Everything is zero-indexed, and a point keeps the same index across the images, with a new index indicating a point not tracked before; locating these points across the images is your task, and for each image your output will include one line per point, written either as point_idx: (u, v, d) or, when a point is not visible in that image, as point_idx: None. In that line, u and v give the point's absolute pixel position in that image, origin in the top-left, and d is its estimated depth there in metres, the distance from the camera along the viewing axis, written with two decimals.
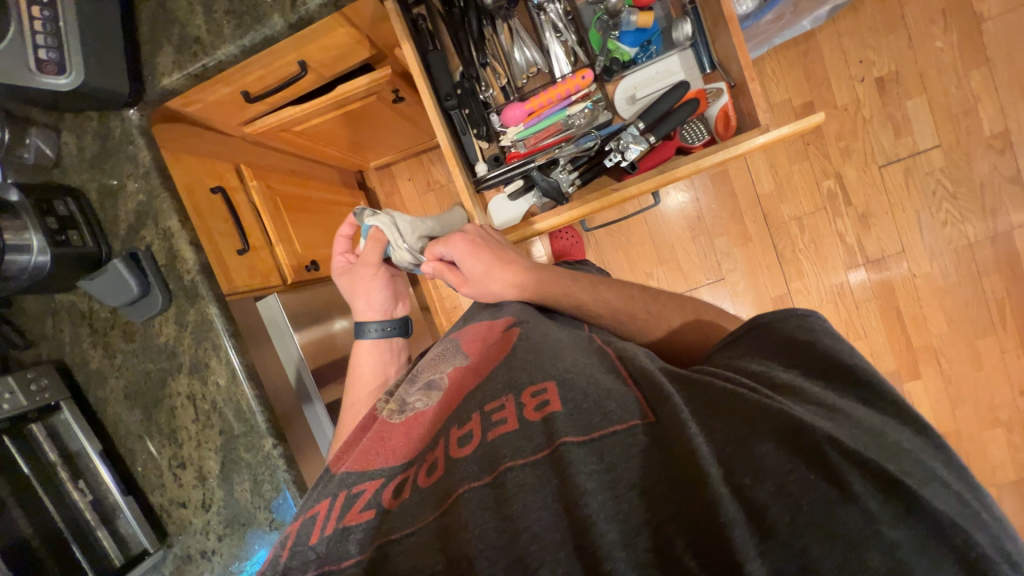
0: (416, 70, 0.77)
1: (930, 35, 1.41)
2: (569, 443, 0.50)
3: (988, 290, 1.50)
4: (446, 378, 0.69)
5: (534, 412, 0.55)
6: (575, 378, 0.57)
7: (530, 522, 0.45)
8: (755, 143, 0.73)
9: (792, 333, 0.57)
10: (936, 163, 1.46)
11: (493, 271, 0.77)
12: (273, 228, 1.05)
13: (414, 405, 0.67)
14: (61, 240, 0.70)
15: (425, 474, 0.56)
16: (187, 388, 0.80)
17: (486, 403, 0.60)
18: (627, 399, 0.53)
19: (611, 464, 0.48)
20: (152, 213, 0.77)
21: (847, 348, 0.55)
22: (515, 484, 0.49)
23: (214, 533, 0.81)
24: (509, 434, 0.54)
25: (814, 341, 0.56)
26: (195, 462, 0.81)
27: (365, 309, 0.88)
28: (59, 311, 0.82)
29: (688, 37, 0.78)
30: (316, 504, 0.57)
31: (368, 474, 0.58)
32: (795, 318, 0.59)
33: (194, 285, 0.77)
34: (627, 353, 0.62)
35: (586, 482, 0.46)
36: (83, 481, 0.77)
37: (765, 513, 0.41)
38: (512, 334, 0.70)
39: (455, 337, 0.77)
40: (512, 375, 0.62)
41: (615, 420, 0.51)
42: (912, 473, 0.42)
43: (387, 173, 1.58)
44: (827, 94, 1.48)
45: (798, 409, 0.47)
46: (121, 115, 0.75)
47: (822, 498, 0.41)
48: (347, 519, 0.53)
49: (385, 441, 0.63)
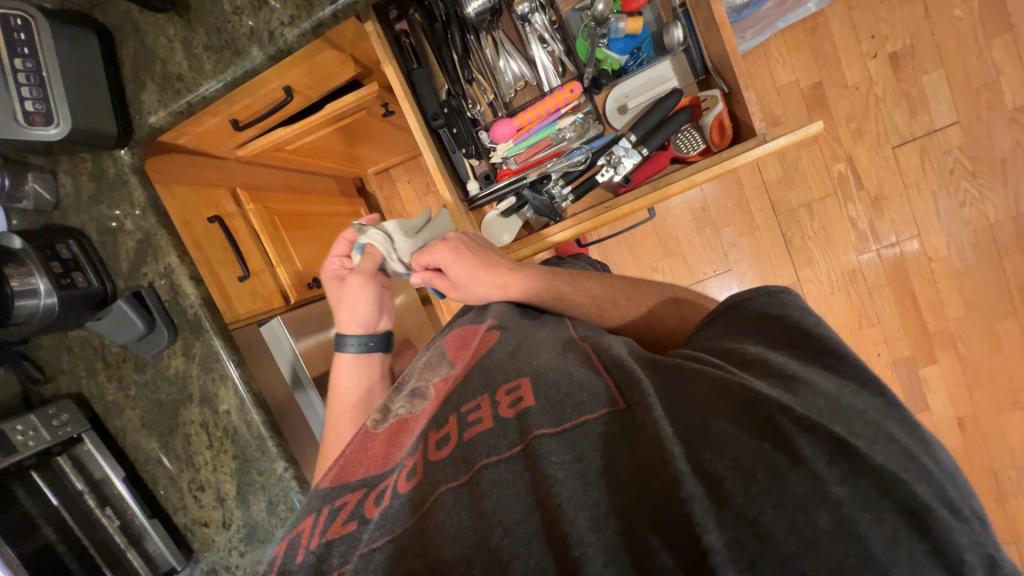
0: (401, 92, 0.75)
1: (949, 4, 1.33)
2: (543, 435, 0.50)
3: (1009, 270, 1.45)
4: (431, 386, 0.69)
5: (508, 409, 0.56)
6: (548, 373, 0.57)
7: (503, 517, 0.45)
8: (750, 155, 0.71)
9: (762, 309, 0.57)
10: (954, 141, 1.40)
11: (475, 283, 0.76)
12: (273, 251, 1.07)
13: (397, 411, 0.67)
14: (67, 283, 0.72)
15: (404, 479, 0.53)
16: (200, 416, 0.83)
17: (462, 405, 0.60)
18: (598, 389, 0.53)
19: (580, 453, 0.48)
20: (151, 250, 0.78)
21: (813, 319, 0.55)
22: (488, 480, 0.49)
23: (236, 550, 0.85)
24: (486, 431, 0.54)
25: (783, 315, 0.56)
26: (213, 485, 0.84)
27: (348, 322, 0.83)
28: (73, 347, 0.84)
29: (681, 42, 0.75)
30: (302, 520, 0.56)
31: (349, 486, 0.57)
32: (768, 295, 0.59)
33: (198, 319, 0.79)
34: (602, 344, 0.61)
35: (557, 471, 0.47)
36: (110, 508, 0.82)
37: (721, 483, 0.41)
38: (492, 335, 0.69)
39: (439, 344, 0.77)
40: (487, 375, 0.62)
41: (589, 411, 0.51)
42: (862, 433, 0.42)
43: (385, 177, 1.57)
44: (837, 74, 1.41)
45: (756, 381, 0.47)
46: (114, 156, 0.75)
47: (772, 465, 0.41)
48: (331, 533, 0.52)
49: (367, 449, 0.62)
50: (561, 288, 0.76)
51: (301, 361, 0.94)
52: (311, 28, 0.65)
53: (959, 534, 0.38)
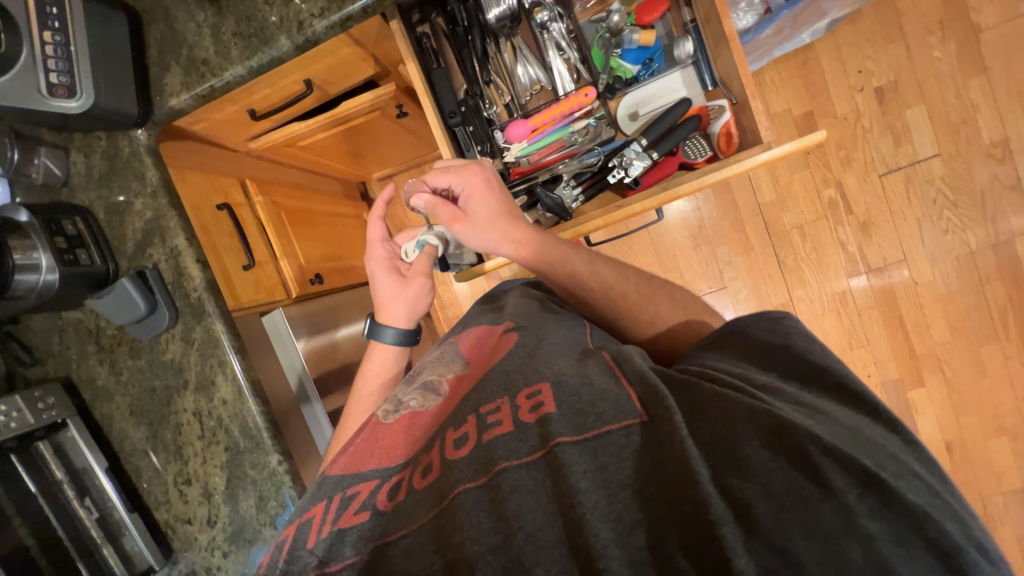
0: (421, 90, 0.79)
1: (929, 45, 1.42)
2: (564, 444, 0.49)
3: (991, 297, 1.51)
4: (444, 381, 0.69)
5: (528, 414, 0.55)
6: (569, 381, 0.57)
7: (524, 522, 0.45)
8: (757, 160, 0.73)
9: (767, 339, 0.59)
10: (936, 172, 1.47)
11: (487, 225, 0.72)
12: (277, 242, 1.05)
13: (408, 404, 0.66)
14: (70, 259, 0.71)
15: (420, 476, 0.55)
16: (194, 404, 0.80)
17: (481, 406, 0.60)
18: (621, 400, 0.53)
19: (603, 464, 0.48)
20: (159, 231, 0.77)
21: (820, 349, 0.56)
22: (508, 484, 0.48)
23: (219, 549, 0.81)
24: (505, 435, 0.53)
25: (788, 345, 0.57)
26: (201, 478, 0.81)
27: (404, 312, 0.81)
28: (66, 329, 0.82)
29: (690, 55, 0.80)
30: (311, 506, 0.55)
31: (362, 476, 0.56)
32: (769, 322, 0.61)
33: (201, 302, 0.78)
34: (622, 355, 0.62)
35: (580, 481, 0.46)
36: (89, 499, 0.78)
37: (749, 507, 0.41)
38: (510, 336, 0.70)
39: (453, 342, 0.77)
40: (508, 379, 0.62)
41: (610, 420, 0.51)
42: (895, 470, 0.42)
43: (389, 184, 1.59)
44: (827, 104, 1.48)
45: (783, 406, 0.48)
46: (129, 135, 0.75)
47: (803, 496, 0.41)
48: (342, 521, 0.52)
49: (378, 440, 0.61)
50: (570, 286, 0.76)
51: (301, 354, 0.95)
52: (340, 21, 0.68)
53: (987, 568, 0.39)
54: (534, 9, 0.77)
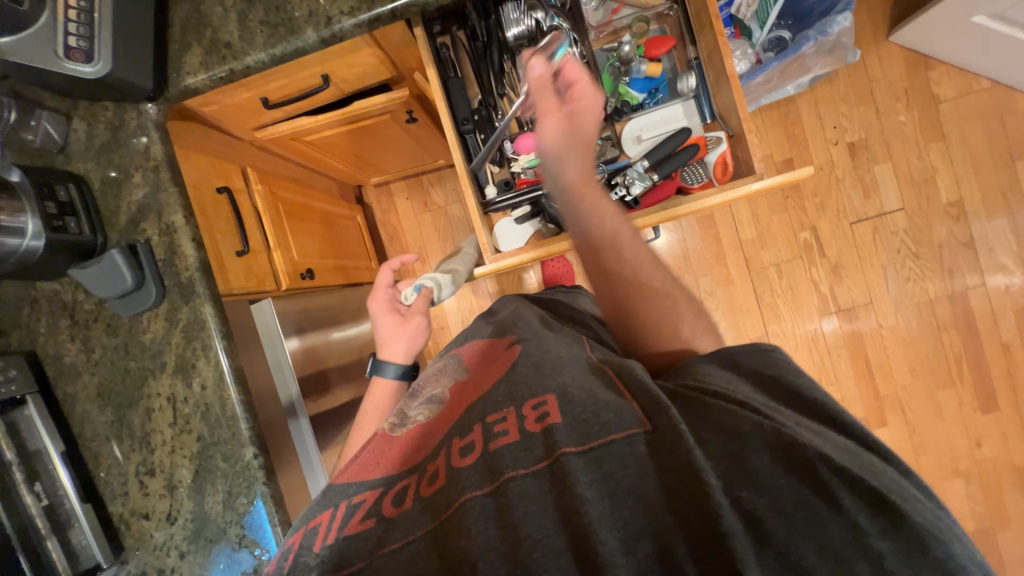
0: (437, 93, 0.82)
1: (895, 110, 1.57)
2: (569, 454, 0.50)
3: (947, 344, 1.61)
4: (447, 393, 0.69)
5: (533, 423, 0.55)
6: (574, 392, 0.57)
7: (532, 530, 0.46)
8: (750, 188, 0.78)
9: (757, 369, 0.56)
10: (900, 225, 1.59)
11: (568, 142, 0.68)
12: (273, 234, 1.04)
13: (414, 417, 0.65)
14: (58, 226, 0.68)
15: (426, 483, 0.54)
16: (169, 389, 0.76)
17: (487, 415, 0.59)
18: (624, 409, 0.52)
19: (609, 472, 0.48)
20: (156, 207, 0.75)
21: (808, 380, 0.55)
22: (516, 492, 0.49)
23: (176, 550, 0.75)
24: (511, 445, 0.53)
25: (780, 376, 0.55)
26: (166, 470, 0.76)
27: (401, 349, 0.84)
28: (38, 301, 0.78)
29: (693, 88, 0.85)
30: (318, 513, 0.55)
31: (367, 484, 0.56)
32: (760, 353, 0.58)
33: (192, 283, 0.75)
34: (623, 367, 0.60)
35: (586, 491, 0.47)
36: (39, 484, 0.71)
37: (759, 523, 0.43)
38: (513, 349, 0.71)
39: (456, 354, 0.78)
40: (512, 389, 0.62)
41: (614, 430, 0.51)
42: (889, 484, 0.43)
43: (385, 190, 1.60)
44: (805, 154, 1.60)
45: (784, 424, 0.48)
46: (139, 108, 0.75)
47: (810, 509, 0.43)
48: (348, 529, 0.52)
49: (384, 451, 0.60)
50: (607, 260, 0.70)
51: (286, 353, 0.91)
52: (367, 21, 0.70)
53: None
54: (551, 32, 0.81)
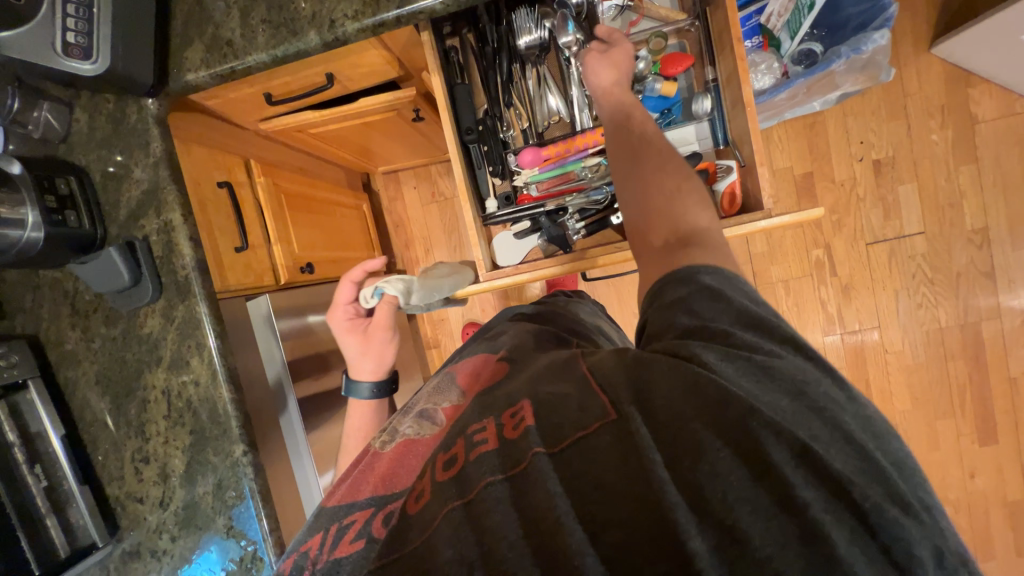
0: (442, 102, 0.80)
1: (928, 128, 1.49)
2: (541, 455, 0.43)
3: (953, 374, 1.57)
4: (440, 410, 0.63)
5: (512, 430, 0.48)
6: (552, 395, 0.50)
7: (508, 531, 0.40)
8: (757, 226, 0.78)
9: (713, 285, 0.51)
10: (919, 248, 1.54)
11: (600, 61, 0.71)
12: (274, 226, 1.05)
13: (403, 432, 0.59)
14: (58, 220, 0.68)
15: (412, 500, 0.46)
16: (164, 382, 0.78)
17: (468, 427, 0.52)
18: (591, 407, 0.46)
19: (576, 469, 0.42)
20: (155, 203, 0.76)
21: (763, 309, 0.51)
22: (491, 498, 0.42)
23: (168, 533, 0.79)
24: (490, 452, 0.46)
25: (737, 302, 0.50)
26: (160, 458, 0.79)
27: (370, 368, 0.82)
28: (41, 288, 0.79)
29: (706, 112, 0.82)
30: (308, 537, 0.50)
31: (358, 504, 0.50)
32: (719, 272, 0.53)
33: (188, 281, 0.76)
34: (594, 361, 0.55)
35: (555, 485, 0.41)
36: (39, 466, 0.74)
37: (747, 544, 0.36)
38: (502, 367, 0.68)
39: (449, 372, 0.74)
40: (490, 403, 0.55)
41: (583, 425, 0.45)
42: (918, 512, 0.37)
43: (393, 178, 1.58)
44: (827, 168, 1.54)
45: (739, 374, 0.43)
46: (140, 103, 0.74)
47: (758, 504, 0.37)
48: (337, 551, 0.46)
49: (373, 469, 0.54)
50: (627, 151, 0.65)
51: (283, 348, 0.95)
52: (372, 26, 0.67)
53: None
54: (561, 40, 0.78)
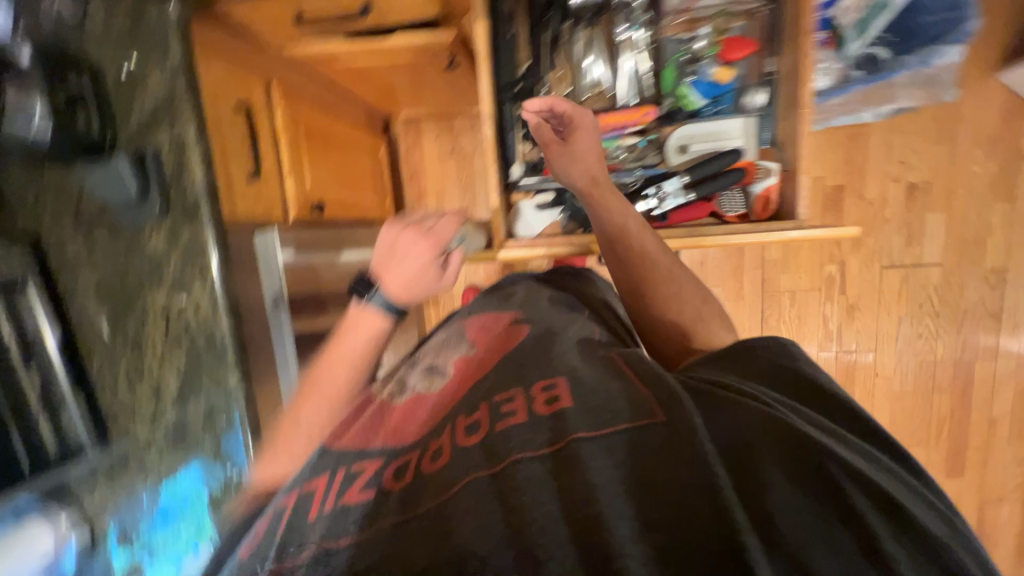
0: (484, 52, 0.79)
1: (971, 158, 1.44)
2: (581, 439, 0.43)
3: (936, 406, 1.59)
4: (449, 365, 0.65)
5: (543, 406, 0.49)
6: (585, 378, 0.52)
7: (537, 513, 0.38)
8: (785, 235, 0.79)
9: (771, 357, 0.53)
10: (933, 279, 1.52)
11: (567, 157, 0.80)
12: (288, 159, 1.01)
13: (413, 387, 0.62)
14: (67, 118, 0.65)
15: (429, 459, 0.47)
16: (164, 302, 0.78)
17: (494, 394, 0.54)
18: (637, 400, 0.47)
19: (622, 461, 0.41)
20: (170, 115, 0.72)
21: (823, 379, 0.51)
22: (522, 475, 0.42)
23: (156, 447, 0.81)
24: (520, 425, 0.47)
25: (796, 370, 0.51)
26: (153, 375, 0.80)
27: (401, 282, 0.75)
28: (45, 188, 0.77)
29: (757, 107, 0.83)
30: (312, 476, 0.49)
31: (366, 454, 0.50)
32: (776, 346, 0.55)
33: (196, 204, 0.74)
34: (635, 359, 0.56)
35: (597, 476, 0.40)
36: (35, 364, 0.75)
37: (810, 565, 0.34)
38: (518, 327, 0.67)
39: (458, 328, 0.75)
40: (521, 372, 0.56)
41: (624, 418, 0.45)
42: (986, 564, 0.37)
43: (413, 126, 1.52)
44: (861, 184, 1.48)
45: (805, 425, 0.42)
46: (161, 5, 0.70)
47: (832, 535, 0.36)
48: (345, 497, 0.45)
49: (382, 420, 0.55)
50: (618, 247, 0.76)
51: (282, 283, 0.92)
52: None
53: None
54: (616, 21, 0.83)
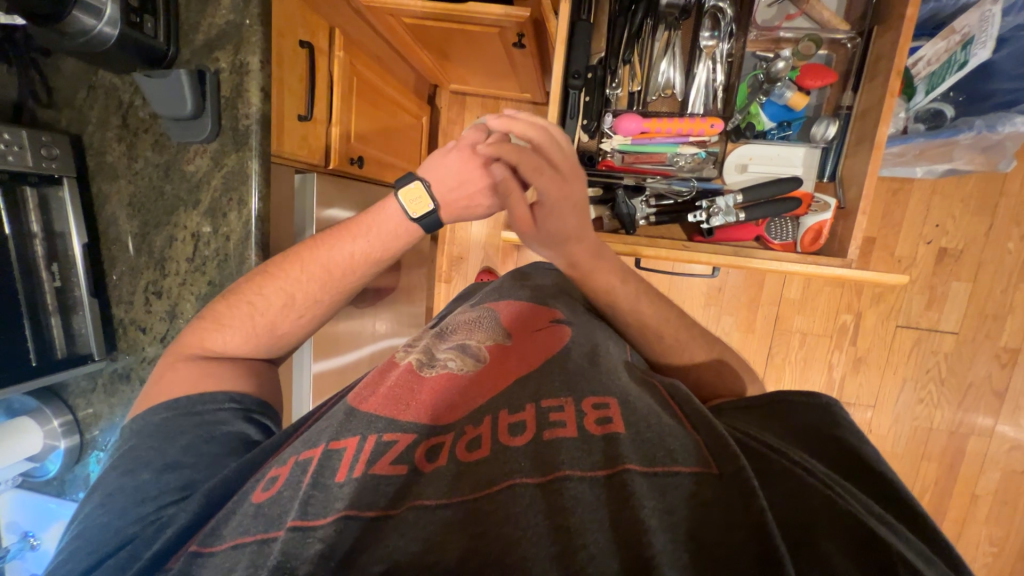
0: (561, 34, 0.80)
1: (1008, 234, 1.42)
2: (632, 471, 0.44)
3: (922, 472, 1.60)
4: (484, 348, 0.65)
5: (594, 425, 0.50)
6: (637, 404, 0.53)
7: (589, 540, 0.40)
8: (833, 272, 0.81)
9: (810, 422, 0.53)
10: (945, 347, 1.51)
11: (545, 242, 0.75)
12: (339, 108, 1.00)
13: (445, 363, 0.62)
14: (135, 22, 0.64)
15: (464, 447, 0.49)
16: (195, 227, 0.77)
17: (542, 398, 0.54)
18: (687, 441, 0.47)
19: (673, 506, 0.42)
20: (236, 39, 0.71)
21: (872, 452, 0.49)
22: (571, 495, 0.43)
23: None
24: (569, 440, 0.48)
25: (840, 438, 0.50)
26: (172, 297, 0.79)
27: (449, 193, 0.72)
28: (96, 89, 0.75)
29: (826, 139, 0.85)
30: (342, 435, 0.51)
31: (399, 425, 0.52)
32: (820, 408, 0.54)
33: (247, 133, 0.72)
34: (679, 392, 0.56)
35: (650, 517, 0.41)
36: (56, 266, 0.74)
37: None
38: (559, 330, 0.67)
39: (493, 309, 0.74)
40: (568, 379, 0.57)
41: (681, 461, 0.45)
42: None
43: (459, 99, 1.51)
44: (893, 239, 1.47)
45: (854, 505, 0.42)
46: None
47: None
48: (375, 467, 0.48)
49: (416, 393, 0.56)
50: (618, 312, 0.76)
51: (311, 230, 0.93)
52: None
53: None
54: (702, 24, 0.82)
